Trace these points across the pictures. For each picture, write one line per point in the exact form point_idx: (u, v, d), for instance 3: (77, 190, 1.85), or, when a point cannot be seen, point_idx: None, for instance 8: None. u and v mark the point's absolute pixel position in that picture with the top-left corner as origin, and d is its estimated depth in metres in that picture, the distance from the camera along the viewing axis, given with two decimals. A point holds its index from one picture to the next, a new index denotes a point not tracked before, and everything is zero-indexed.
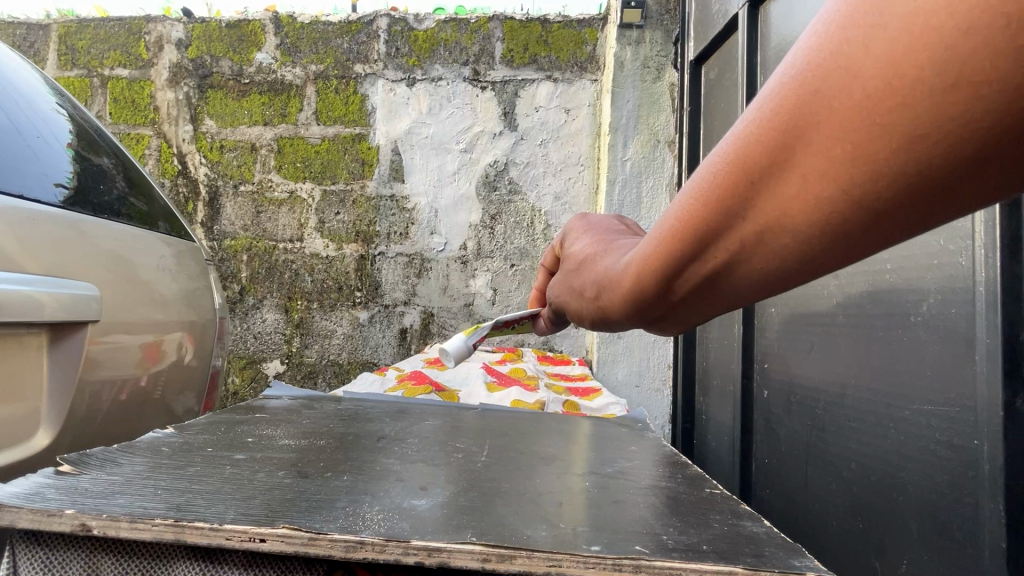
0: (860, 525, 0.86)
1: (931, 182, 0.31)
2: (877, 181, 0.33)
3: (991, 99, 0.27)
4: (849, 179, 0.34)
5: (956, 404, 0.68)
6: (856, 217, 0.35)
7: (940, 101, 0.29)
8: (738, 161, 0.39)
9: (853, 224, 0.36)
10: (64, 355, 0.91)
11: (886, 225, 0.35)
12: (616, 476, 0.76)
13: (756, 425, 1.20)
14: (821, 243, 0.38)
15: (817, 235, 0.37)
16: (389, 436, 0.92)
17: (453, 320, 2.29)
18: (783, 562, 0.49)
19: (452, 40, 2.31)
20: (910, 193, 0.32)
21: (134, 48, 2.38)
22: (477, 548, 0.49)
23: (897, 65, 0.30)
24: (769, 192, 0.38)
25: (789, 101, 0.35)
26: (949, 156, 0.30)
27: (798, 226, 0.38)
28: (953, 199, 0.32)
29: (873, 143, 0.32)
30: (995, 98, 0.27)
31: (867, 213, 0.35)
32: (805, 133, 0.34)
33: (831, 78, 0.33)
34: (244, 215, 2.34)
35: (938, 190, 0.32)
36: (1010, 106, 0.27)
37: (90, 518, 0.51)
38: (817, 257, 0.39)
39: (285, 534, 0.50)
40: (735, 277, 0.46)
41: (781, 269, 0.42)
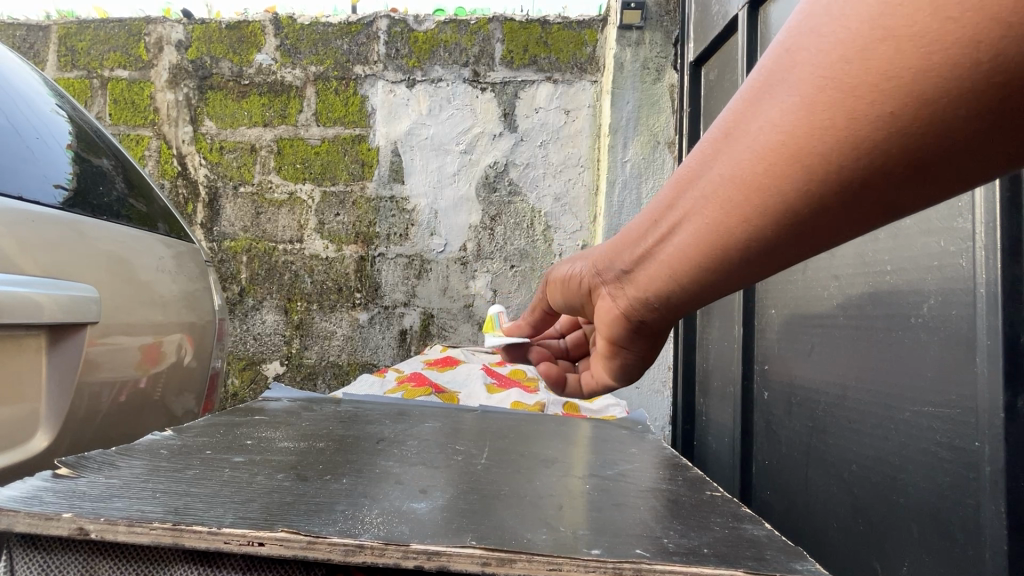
0: (861, 527, 0.85)
1: (858, 137, 0.35)
2: (816, 130, 0.37)
3: (908, 58, 0.32)
4: (836, 139, 0.36)
5: (957, 407, 0.68)
6: (846, 177, 0.38)
7: (871, 59, 0.33)
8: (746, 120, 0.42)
9: (796, 178, 0.40)
10: (63, 356, 0.91)
11: (825, 182, 0.39)
12: (617, 479, 0.76)
13: (757, 426, 1.20)
14: (812, 204, 0.41)
15: (809, 195, 0.40)
16: (388, 438, 0.92)
17: (453, 321, 2.29)
18: (785, 565, 0.49)
19: (452, 41, 2.31)
20: (843, 148, 0.36)
21: (134, 49, 2.38)
22: (478, 552, 0.49)
23: (884, 32, 0.33)
24: (735, 145, 0.43)
25: (791, 66, 0.39)
26: (874, 112, 0.34)
27: (750, 176, 0.42)
28: (890, 161, 0.36)
29: (816, 94, 0.37)
30: (912, 57, 0.32)
31: (805, 164, 0.39)
32: (771, 89, 0.40)
33: (827, 46, 0.36)
34: (244, 216, 2.34)
35: (866, 150, 0.36)
36: (960, 57, 0.30)
37: (88, 522, 0.50)
38: (766, 216, 0.43)
39: (284, 538, 0.49)
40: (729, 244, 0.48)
41: (772, 233, 0.44)
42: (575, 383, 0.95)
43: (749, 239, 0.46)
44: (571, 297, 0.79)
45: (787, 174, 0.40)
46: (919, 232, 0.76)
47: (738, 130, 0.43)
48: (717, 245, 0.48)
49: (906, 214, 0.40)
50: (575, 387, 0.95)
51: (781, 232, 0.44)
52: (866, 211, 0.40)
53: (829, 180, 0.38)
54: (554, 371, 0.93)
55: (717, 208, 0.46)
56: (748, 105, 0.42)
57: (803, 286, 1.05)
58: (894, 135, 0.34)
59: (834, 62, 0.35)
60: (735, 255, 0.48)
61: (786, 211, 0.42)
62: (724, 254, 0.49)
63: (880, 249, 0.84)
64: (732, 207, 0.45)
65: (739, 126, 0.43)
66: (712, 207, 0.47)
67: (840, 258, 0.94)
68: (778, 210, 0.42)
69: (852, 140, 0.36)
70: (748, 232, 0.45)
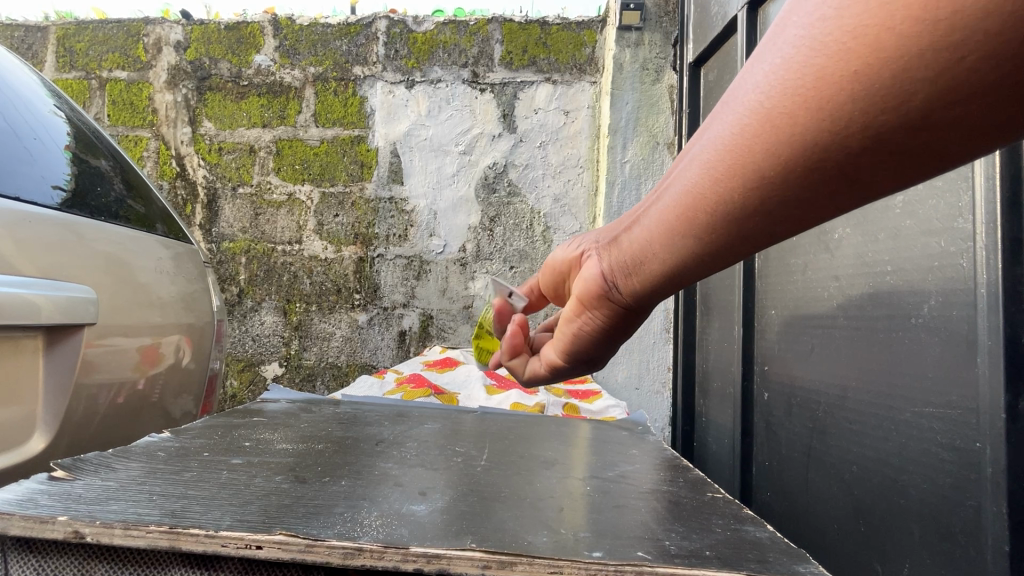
0: (862, 528, 0.85)
1: (828, 98, 0.35)
2: (788, 91, 0.38)
3: (878, 16, 0.33)
4: (805, 101, 0.37)
5: (958, 407, 0.68)
6: (812, 140, 0.37)
7: (846, 19, 0.34)
8: (737, 87, 0.43)
9: (766, 143, 0.40)
10: (60, 358, 0.91)
11: (794, 148, 0.38)
12: (618, 481, 0.75)
13: (757, 427, 1.19)
14: (781, 171, 0.40)
15: (780, 161, 0.40)
16: (387, 439, 0.92)
17: (453, 322, 2.28)
18: (787, 568, 0.49)
19: (452, 42, 2.31)
20: (809, 110, 0.37)
21: (133, 50, 2.38)
22: (478, 555, 0.48)
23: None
24: (722, 112, 0.44)
25: (780, 31, 0.39)
26: (842, 72, 0.34)
27: (727, 140, 0.43)
28: (855, 127, 0.35)
29: (796, 57, 0.37)
30: (879, 16, 0.32)
31: (778, 129, 0.39)
32: (761, 54, 0.41)
33: (810, 12, 0.37)
34: (242, 218, 2.33)
35: (830, 112, 0.36)
36: (917, 20, 0.31)
37: (83, 525, 0.50)
38: (738, 182, 0.43)
39: (282, 541, 0.49)
40: (704, 212, 0.47)
41: (742, 201, 0.44)
42: (520, 364, 0.90)
43: (723, 208, 0.45)
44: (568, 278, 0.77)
45: (760, 137, 0.40)
46: (919, 232, 0.76)
47: (728, 97, 0.44)
48: (694, 211, 0.48)
49: (875, 193, 0.39)
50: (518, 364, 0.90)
51: (750, 202, 0.43)
52: (835, 184, 0.39)
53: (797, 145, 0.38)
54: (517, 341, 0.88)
55: (697, 175, 0.46)
56: (740, 74, 0.43)
57: (803, 286, 1.05)
58: (861, 98, 0.34)
59: (814, 25, 0.36)
60: (708, 224, 0.48)
61: (757, 178, 0.42)
62: (700, 225, 0.48)
63: (880, 249, 0.84)
64: (710, 173, 0.45)
65: (728, 96, 0.44)
66: (693, 175, 0.47)
67: (840, 258, 0.94)
68: (746, 175, 0.42)
69: (818, 101, 0.36)
70: (719, 200, 0.45)
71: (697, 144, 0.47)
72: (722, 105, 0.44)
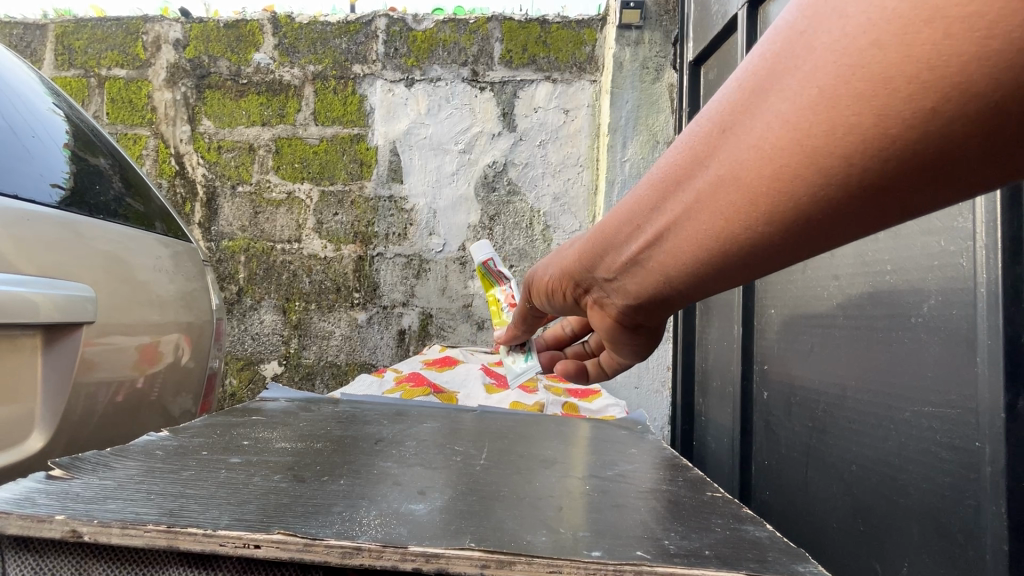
0: (861, 527, 0.85)
1: (888, 136, 0.29)
2: (833, 129, 0.31)
3: (959, 44, 0.25)
4: (860, 140, 0.30)
5: (957, 407, 0.68)
6: (870, 181, 0.32)
7: (910, 44, 0.27)
8: (751, 115, 0.36)
9: (807, 181, 0.34)
10: (58, 357, 0.90)
11: (841, 184, 0.33)
12: (617, 480, 0.75)
13: (757, 426, 1.19)
14: (824, 210, 0.35)
15: (824, 201, 0.34)
16: (387, 438, 0.92)
17: (452, 321, 2.28)
18: (787, 567, 0.48)
19: (451, 40, 2.30)
20: (867, 149, 0.30)
21: (131, 48, 2.37)
22: (477, 555, 0.48)
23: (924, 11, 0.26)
24: (734, 143, 0.37)
25: (803, 52, 0.32)
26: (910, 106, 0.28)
27: (753, 181, 0.36)
28: (925, 163, 0.29)
29: (838, 86, 0.30)
30: (963, 43, 0.25)
31: (822, 167, 0.33)
32: (781, 75, 0.33)
33: (851, 29, 0.29)
34: (241, 216, 2.33)
35: (894, 150, 0.29)
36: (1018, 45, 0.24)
37: (81, 524, 0.50)
38: (773, 222, 0.37)
39: (280, 540, 0.49)
40: (729, 253, 0.41)
41: (776, 239, 0.38)
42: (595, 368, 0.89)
43: (746, 242, 0.40)
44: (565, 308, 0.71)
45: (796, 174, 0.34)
46: (919, 231, 0.76)
47: (739, 126, 0.36)
48: (713, 252, 0.42)
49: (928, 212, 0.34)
50: (597, 370, 0.88)
51: (786, 239, 0.38)
52: (879, 215, 0.34)
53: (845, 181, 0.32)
54: (572, 366, 0.87)
55: (713, 211, 0.40)
56: (751, 96, 0.35)
57: (803, 285, 1.05)
58: (934, 134, 0.28)
59: (862, 46, 0.29)
60: (736, 261, 0.42)
61: (792, 214, 0.36)
62: (718, 259, 0.43)
63: (880, 248, 0.84)
64: (730, 210, 0.39)
65: (738, 119, 0.36)
66: (705, 209, 0.41)
67: (840, 257, 0.94)
68: (784, 217, 0.36)
69: (879, 139, 0.29)
70: (747, 240, 0.40)
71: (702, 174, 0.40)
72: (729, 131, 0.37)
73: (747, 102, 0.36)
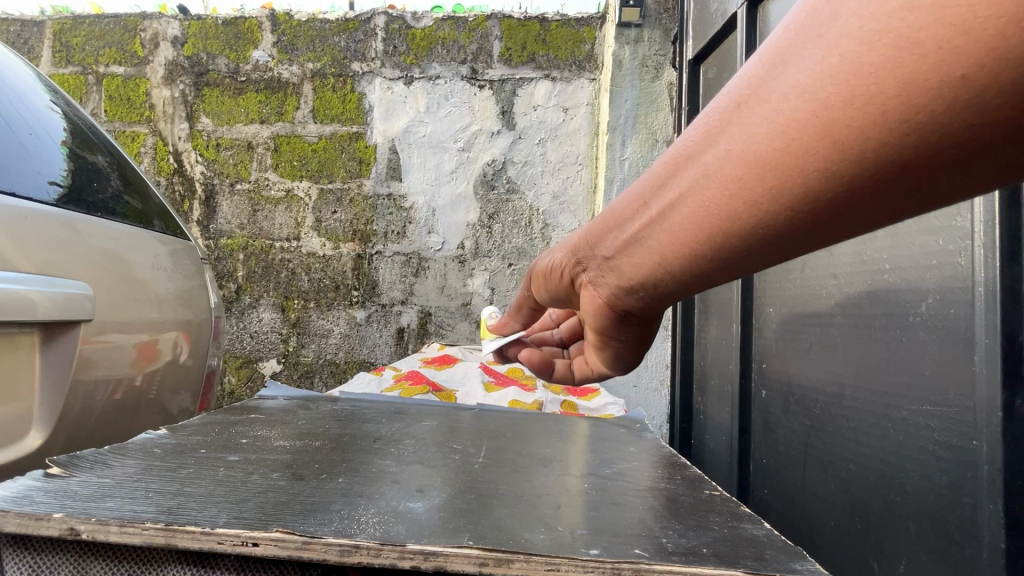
0: (859, 525, 0.85)
1: (910, 107, 0.29)
2: (853, 101, 0.31)
3: (996, 5, 0.25)
4: (882, 112, 0.30)
5: (955, 405, 0.68)
6: (886, 158, 0.31)
7: (946, 8, 0.27)
8: (768, 88, 0.35)
9: (820, 155, 0.33)
10: (56, 355, 0.90)
11: (856, 160, 0.32)
12: (615, 478, 0.75)
13: (755, 425, 1.19)
14: (835, 190, 0.34)
15: (836, 180, 0.34)
16: (385, 436, 0.92)
17: (451, 319, 2.28)
18: (784, 566, 0.49)
19: (450, 38, 2.30)
20: (888, 123, 0.30)
21: (129, 46, 2.37)
22: (475, 552, 0.48)
23: None
24: (749, 117, 0.37)
25: (827, 24, 0.32)
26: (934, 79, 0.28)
27: (766, 156, 0.36)
28: (944, 142, 0.29)
29: (864, 55, 0.30)
30: (1001, 5, 0.25)
31: (838, 140, 0.32)
32: (804, 47, 0.33)
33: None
34: (240, 214, 2.30)
35: (915, 125, 0.29)
36: None
37: (79, 522, 0.50)
38: (781, 201, 0.37)
39: (278, 538, 0.49)
40: (733, 234, 0.41)
41: (782, 220, 0.38)
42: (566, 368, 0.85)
43: (751, 222, 0.39)
44: (563, 295, 0.70)
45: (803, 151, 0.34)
46: (918, 230, 0.76)
47: (757, 99, 0.36)
48: (717, 233, 0.42)
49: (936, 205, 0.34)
50: (564, 371, 0.85)
51: (791, 221, 0.38)
52: (890, 201, 0.34)
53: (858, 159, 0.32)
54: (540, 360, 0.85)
55: (721, 186, 0.40)
56: (770, 69, 0.36)
57: (802, 283, 1.05)
58: (962, 105, 0.28)
59: (892, 15, 0.29)
60: (739, 245, 0.42)
61: (802, 192, 0.36)
62: (722, 241, 0.42)
63: (879, 246, 0.84)
64: (739, 186, 0.38)
65: (756, 91, 0.36)
66: (711, 186, 0.40)
67: (839, 256, 0.94)
68: (793, 195, 0.36)
69: (900, 112, 0.29)
70: (754, 221, 0.39)
71: (714, 149, 0.40)
72: (747, 104, 0.37)
73: (767, 76, 0.36)
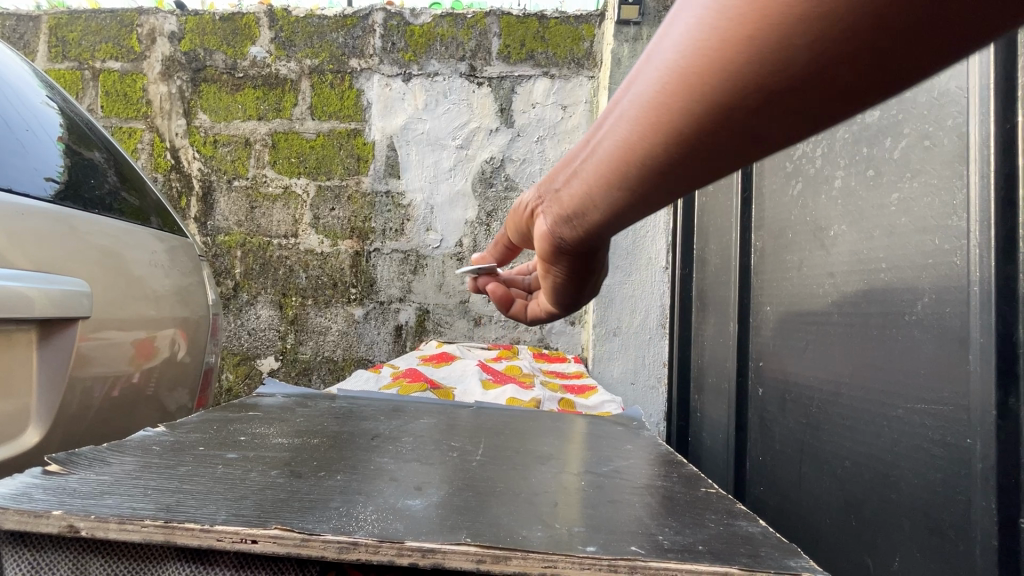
0: (854, 522, 0.86)
1: (731, 58, 0.31)
2: (692, 55, 0.33)
3: None
4: (711, 65, 0.32)
5: (949, 404, 0.69)
6: (724, 107, 0.33)
7: None
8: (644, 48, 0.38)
9: (674, 108, 0.35)
10: (53, 351, 0.90)
11: (702, 108, 0.34)
12: (612, 476, 0.76)
13: (751, 422, 1.20)
14: (690, 139, 0.36)
15: (689, 131, 0.36)
16: (383, 434, 0.92)
17: (449, 316, 2.28)
18: (779, 563, 0.49)
19: (449, 35, 2.29)
20: (718, 74, 0.32)
21: (126, 41, 2.36)
22: (473, 549, 0.49)
23: None
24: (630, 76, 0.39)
25: None
26: (780, 16, 0.28)
27: (635, 112, 0.38)
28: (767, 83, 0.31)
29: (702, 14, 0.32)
30: None
31: (684, 92, 0.34)
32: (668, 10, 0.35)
33: None
34: (238, 211, 2.32)
35: (736, 74, 0.31)
36: None
37: (78, 519, 0.50)
38: (650, 151, 0.39)
39: (278, 535, 0.49)
40: (619, 184, 0.43)
41: (654, 169, 0.40)
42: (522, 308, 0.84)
43: (643, 171, 0.41)
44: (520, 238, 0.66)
45: (685, 99, 0.34)
46: (914, 230, 0.76)
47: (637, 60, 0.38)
48: (608, 183, 0.44)
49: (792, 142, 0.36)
50: (520, 312, 0.85)
51: (665, 168, 0.39)
52: (745, 138, 0.35)
53: (729, 100, 0.32)
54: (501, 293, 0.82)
55: (613, 139, 0.41)
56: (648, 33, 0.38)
57: (799, 282, 1.05)
58: (770, 53, 0.29)
59: None
60: (626, 193, 0.43)
61: (671, 140, 0.37)
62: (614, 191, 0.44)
63: (875, 246, 0.84)
64: (623, 137, 0.40)
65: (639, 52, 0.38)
66: (611, 138, 0.41)
67: (835, 255, 0.94)
68: (659, 144, 0.38)
69: (723, 62, 0.31)
70: (633, 170, 0.41)
71: (619, 105, 0.41)
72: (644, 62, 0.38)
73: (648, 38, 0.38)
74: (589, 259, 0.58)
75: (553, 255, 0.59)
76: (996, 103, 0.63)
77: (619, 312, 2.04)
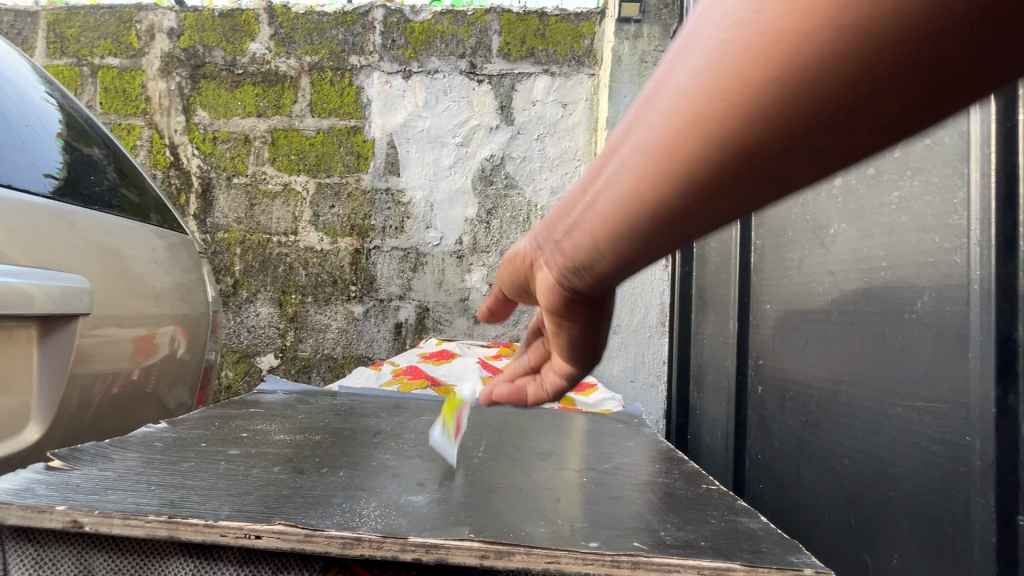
0: (852, 519, 0.86)
1: (757, 103, 0.31)
2: (711, 102, 0.33)
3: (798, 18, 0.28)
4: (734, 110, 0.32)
5: (948, 401, 0.69)
6: (747, 149, 0.33)
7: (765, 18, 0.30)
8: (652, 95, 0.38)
9: (696, 151, 0.35)
10: (54, 348, 0.90)
11: (723, 151, 0.34)
12: (613, 472, 0.76)
13: (751, 420, 1.21)
14: (711, 180, 0.36)
15: (710, 171, 0.35)
16: (385, 431, 0.92)
17: (449, 314, 2.27)
18: (782, 558, 0.49)
19: (449, 32, 2.29)
20: (741, 119, 0.32)
21: (125, 37, 2.35)
22: (476, 545, 0.49)
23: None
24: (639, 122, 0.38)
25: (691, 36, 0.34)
26: (804, 66, 0.29)
27: (650, 156, 0.37)
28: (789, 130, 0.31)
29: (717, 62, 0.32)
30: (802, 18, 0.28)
31: (706, 136, 0.34)
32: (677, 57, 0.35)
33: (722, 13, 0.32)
34: (237, 208, 2.31)
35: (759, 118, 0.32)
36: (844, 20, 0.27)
37: (82, 515, 0.50)
38: (669, 195, 0.38)
39: (281, 531, 0.49)
40: (633, 227, 0.42)
41: (672, 211, 0.39)
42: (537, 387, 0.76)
43: (660, 212, 0.40)
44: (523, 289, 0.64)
45: (700, 139, 0.34)
46: (914, 228, 0.76)
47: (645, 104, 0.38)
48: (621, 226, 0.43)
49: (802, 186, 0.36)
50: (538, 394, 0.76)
51: (682, 212, 0.39)
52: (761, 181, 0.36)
53: (751, 140, 0.33)
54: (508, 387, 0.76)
55: (624, 183, 0.40)
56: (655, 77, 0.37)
57: (799, 280, 1.05)
58: (793, 100, 0.30)
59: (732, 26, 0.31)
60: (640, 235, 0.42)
61: (688, 184, 0.37)
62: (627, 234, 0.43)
63: (876, 244, 0.84)
64: (637, 181, 0.39)
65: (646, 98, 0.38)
66: (625, 181, 0.40)
67: (835, 253, 0.94)
68: (677, 185, 0.37)
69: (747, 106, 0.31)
70: (650, 212, 0.40)
71: (623, 145, 0.40)
72: (646, 104, 0.38)
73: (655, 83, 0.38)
74: (599, 304, 0.58)
75: (566, 299, 0.56)
76: (997, 101, 0.63)
77: (620, 310, 2.04)
